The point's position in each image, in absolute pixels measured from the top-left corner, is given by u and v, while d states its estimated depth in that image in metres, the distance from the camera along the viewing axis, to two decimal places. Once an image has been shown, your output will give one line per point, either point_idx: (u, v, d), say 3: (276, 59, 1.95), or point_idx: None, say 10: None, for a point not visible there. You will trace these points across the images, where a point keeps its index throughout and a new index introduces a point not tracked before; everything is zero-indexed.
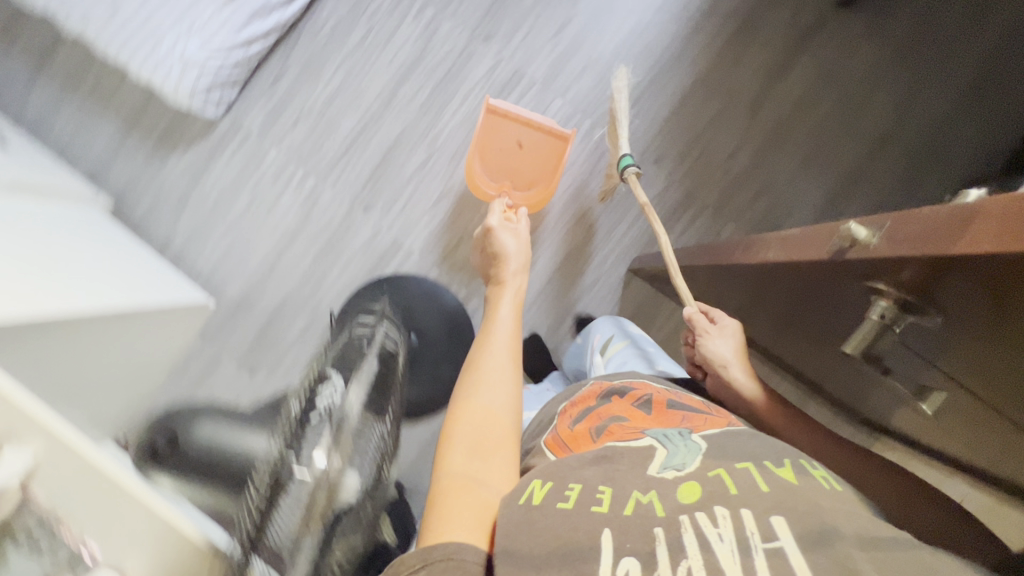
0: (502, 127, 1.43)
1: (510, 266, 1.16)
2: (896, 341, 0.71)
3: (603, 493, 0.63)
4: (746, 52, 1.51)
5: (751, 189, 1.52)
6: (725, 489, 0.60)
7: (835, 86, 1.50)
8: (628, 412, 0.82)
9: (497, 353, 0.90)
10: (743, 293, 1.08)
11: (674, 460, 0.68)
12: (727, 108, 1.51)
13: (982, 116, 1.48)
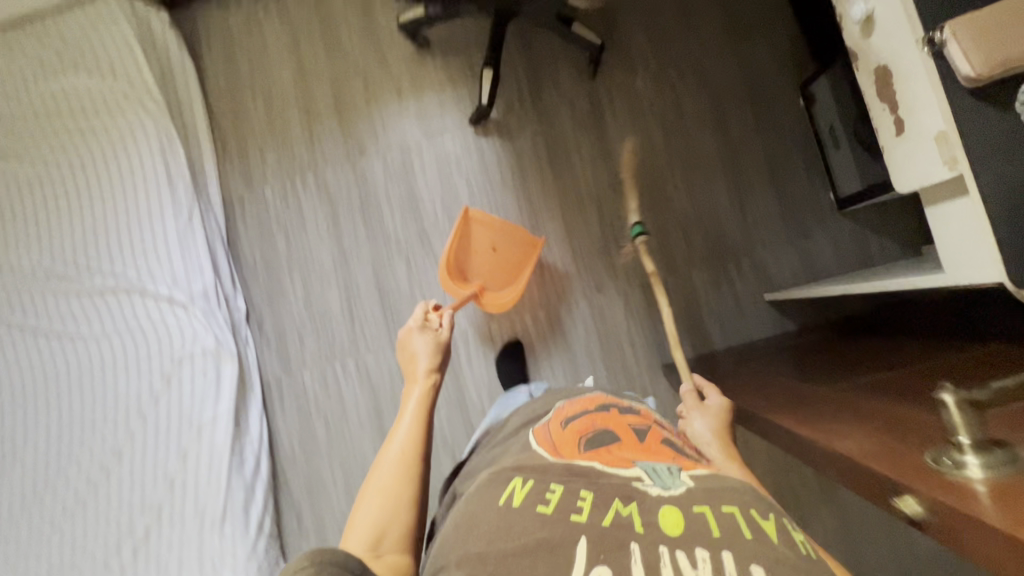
0: (473, 234, 1.24)
1: (421, 366, 0.98)
2: None
3: (583, 500, 0.60)
4: (574, 123, 1.33)
5: (704, 219, 1.28)
6: (706, 526, 0.55)
7: (632, 118, 1.31)
8: (622, 432, 0.76)
9: (402, 430, 0.83)
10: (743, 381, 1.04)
11: (663, 484, 0.62)
12: (616, 160, 1.31)
13: (750, 28, 1.28)
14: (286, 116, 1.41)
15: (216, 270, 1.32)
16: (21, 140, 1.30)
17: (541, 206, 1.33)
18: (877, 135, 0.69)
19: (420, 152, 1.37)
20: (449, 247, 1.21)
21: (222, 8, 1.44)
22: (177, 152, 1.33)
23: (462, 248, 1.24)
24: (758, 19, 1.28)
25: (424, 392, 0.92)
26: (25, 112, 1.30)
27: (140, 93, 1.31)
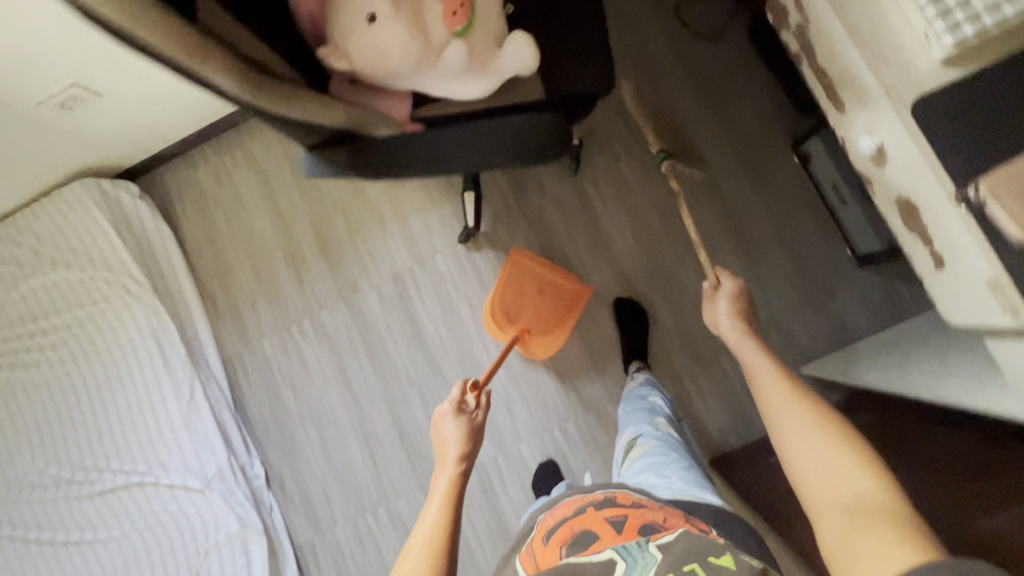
0: (519, 278, 1.25)
1: (451, 452, 0.90)
2: None
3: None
4: (565, 219, 1.27)
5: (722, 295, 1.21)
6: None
7: (624, 205, 1.26)
8: (598, 526, 0.67)
9: (430, 513, 0.78)
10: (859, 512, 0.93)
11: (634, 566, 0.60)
12: (616, 251, 1.26)
13: (725, 96, 1.24)
14: (272, 263, 1.36)
15: (228, 444, 1.27)
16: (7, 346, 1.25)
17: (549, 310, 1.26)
18: (914, 265, 0.65)
19: (414, 277, 1.31)
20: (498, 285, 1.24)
21: (187, 162, 1.40)
22: (169, 327, 1.29)
23: (512, 290, 1.25)
24: (731, 85, 1.24)
25: (454, 471, 0.85)
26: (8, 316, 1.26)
27: (122, 278, 1.29)
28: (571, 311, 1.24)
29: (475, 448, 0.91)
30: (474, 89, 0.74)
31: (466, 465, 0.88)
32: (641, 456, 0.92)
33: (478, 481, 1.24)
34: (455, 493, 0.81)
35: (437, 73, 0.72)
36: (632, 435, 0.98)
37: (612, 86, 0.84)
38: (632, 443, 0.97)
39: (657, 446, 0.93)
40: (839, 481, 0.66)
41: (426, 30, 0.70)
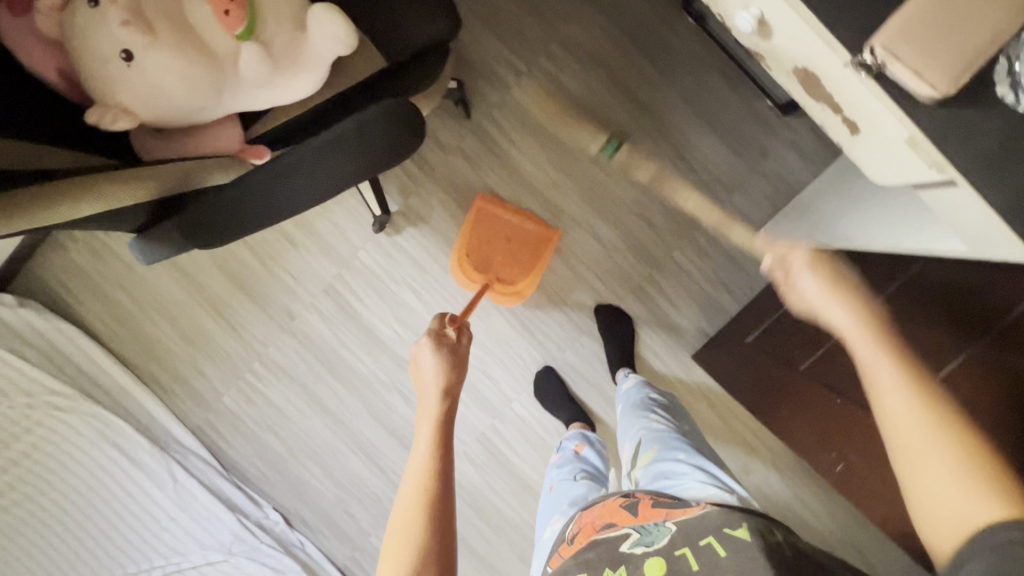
0: (486, 226, 1.17)
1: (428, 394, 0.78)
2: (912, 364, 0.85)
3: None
4: (476, 166, 1.18)
5: (655, 188, 1.16)
6: (686, 563, 0.56)
7: (531, 130, 1.16)
8: (616, 510, 0.69)
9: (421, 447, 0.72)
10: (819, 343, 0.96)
11: (648, 540, 0.61)
12: (539, 182, 1.17)
13: None
14: (195, 321, 1.25)
15: (234, 507, 1.25)
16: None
17: None
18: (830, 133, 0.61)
19: (346, 282, 1.22)
20: (462, 234, 1.16)
21: (55, 248, 1.25)
22: (122, 426, 1.21)
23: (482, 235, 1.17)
24: None
25: (436, 414, 0.75)
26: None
27: (44, 396, 1.18)
28: (540, 254, 1.16)
29: (460, 381, 0.80)
30: (300, 86, 0.62)
31: (454, 399, 0.77)
32: (652, 463, 0.86)
33: (486, 453, 1.24)
34: (443, 436, 0.72)
35: (245, 87, 0.60)
36: (635, 443, 0.93)
37: (461, 26, 0.71)
38: (638, 450, 0.91)
39: (663, 449, 0.87)
40: (937, 489, 0.50)
41: (202, 43, 0.56)
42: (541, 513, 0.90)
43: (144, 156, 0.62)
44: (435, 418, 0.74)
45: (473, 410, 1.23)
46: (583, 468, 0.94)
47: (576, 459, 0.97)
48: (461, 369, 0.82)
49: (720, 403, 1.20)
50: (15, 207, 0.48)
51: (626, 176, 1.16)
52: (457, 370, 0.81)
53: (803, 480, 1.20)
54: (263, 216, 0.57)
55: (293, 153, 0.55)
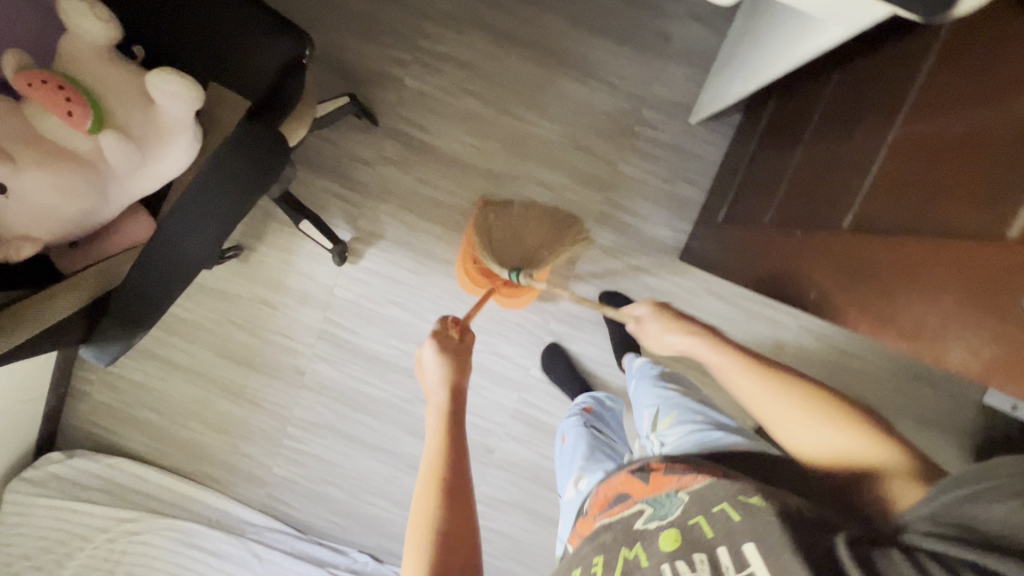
0: (488, 231, 1.15)
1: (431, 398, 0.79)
2: (794, 205, 0.74)
3: (596, 564, 0.64)
4: (403, 165, 1.19)
5: (574, 114, 1.15)
6: (700, 533, 0.59)
7: (438, 110, 1.16)
8: (627, 481, 0.71)
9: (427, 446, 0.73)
10: (749, 236, 0.85)
11: (661, 512, 0.64)
12: (466, 155, 1.17)
13: None
14: (221, 411, 1.31)
15: (321, 562, 1.29)
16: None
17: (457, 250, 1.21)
18: None
19: (335, 321, 1.26)
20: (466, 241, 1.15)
21: (79, 397, 1.34)
22: (196, 527, 1.28)
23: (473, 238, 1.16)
24: None
25: (442, 411, 0.76)
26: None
27: (119, 527, 1.26)
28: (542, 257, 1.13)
29: (463, 378, 0.81)
30: (177, 156, 0.65)
31: (460, 398, 0.79)
32: (674, 424, 0.85)
33: (524, 425, 1.26)
34: (451, 430, 0.74)
35: (126, 176, 0.63)
36: (653, 407, 0.91)
37: (312, 44, 0.72)
38: (657, 413, 0.89)
39: (683, 412, 0.86)
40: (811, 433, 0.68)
41: (65, 149, 0.60)
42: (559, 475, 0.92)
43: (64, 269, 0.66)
44: (444, 412, 0.76)
45: (495, 390, 1.25)
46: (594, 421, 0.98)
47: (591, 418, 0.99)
48: (463, 366, 0.83)
49: (723, 290, 1.18)
50: None
51: (544, 115, 1.15)
52: (464, 373, 0.82)
53: (830, 330, 1.19)
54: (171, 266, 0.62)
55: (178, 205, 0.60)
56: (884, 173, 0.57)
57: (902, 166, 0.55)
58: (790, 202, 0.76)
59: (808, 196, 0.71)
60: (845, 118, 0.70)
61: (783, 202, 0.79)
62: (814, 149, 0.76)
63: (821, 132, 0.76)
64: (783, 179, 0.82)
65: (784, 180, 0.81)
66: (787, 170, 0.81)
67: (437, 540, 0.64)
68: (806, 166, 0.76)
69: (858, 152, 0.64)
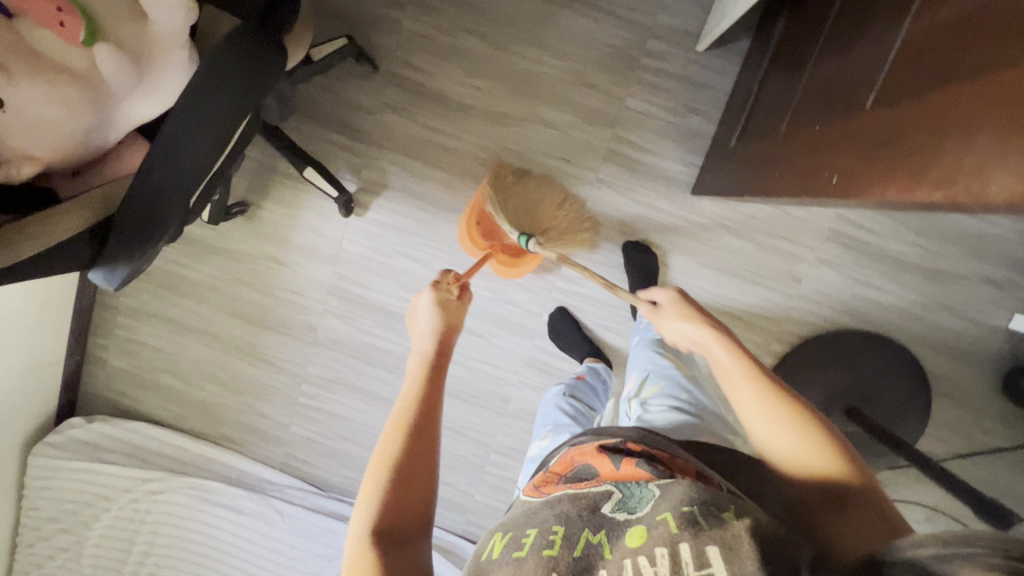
0: (503, 195, 1.15)
1: (419, 344, 0.79)
2: (814, 110, 0.71)
3: (555, 534, 0.52)
4: (406, 111, 1.17)
5: (580, 49, 1.12)
6: (665, 530, 0.47)
7: (440, 52, 1.14)
8: (597, 456, 0.60)
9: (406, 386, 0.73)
10: (765, 152, 0.82)
11: (630, 503, 0.53)
12: (470, 98, 1.15)
13: None
14: (236, 371, 1.32)
15: (343, 517, 1.30)
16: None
17: (464, 196, 1.19)
18: None
19: (345, 275, 1.25)
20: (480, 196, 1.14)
21: (95, 362, 1.35)
22: (218, 485, 1.29)
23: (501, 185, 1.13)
24: None
25: (427, 356, 0.76)
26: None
27: (142, 486, 1.28)
28: (551, 233, 1.14)
29: (455, 327, 0.81)
30: (173, 80, 0.65)
31: (448, 345, 0.78)
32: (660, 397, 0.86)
33: (539, 372, 1.25)
34: (434, 373, 0.74)
35: (120, 97, 0.62)
36: (642, 375, 0.91)
37: None
38: (644, 383, 0.90)
39: (670, 387, 0.87)
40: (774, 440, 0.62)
41: (58, 64, 0.58)
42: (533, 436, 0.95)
43: (65, 192, 0.66)
44: (426, 362, 0.75)
45: (508, 338, 1.24)
46: (573, 386, 1.00)
47: (573, 385, 1.01)
48: (456, 316, 0.83)
49: (737, 224, 1.16)
50: None
51: (548, 51, 1.12)
52: (454, 329, 0.81)
53: (851, 261, 1.15)
54: (166, 178, 0.61)
55: (172, 116, 0.62)
56: (912, 45, 0.53)
57: (929, 31, 0.51)
58: (811, 108, 0.72)
59: (830, 98, 0.68)
60: (866, 13, 0.67)
61: (802, 112, 0.75)
62: (835, 54, 0.72)
63: (842, 35, 0.72)
64: (801, 92, 0.78)
65: (804, 92, 0.77)
66: (808, 82, 0.78)
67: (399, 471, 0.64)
68: (828, 71, 0.72)
69: (883, 37, 0.60)
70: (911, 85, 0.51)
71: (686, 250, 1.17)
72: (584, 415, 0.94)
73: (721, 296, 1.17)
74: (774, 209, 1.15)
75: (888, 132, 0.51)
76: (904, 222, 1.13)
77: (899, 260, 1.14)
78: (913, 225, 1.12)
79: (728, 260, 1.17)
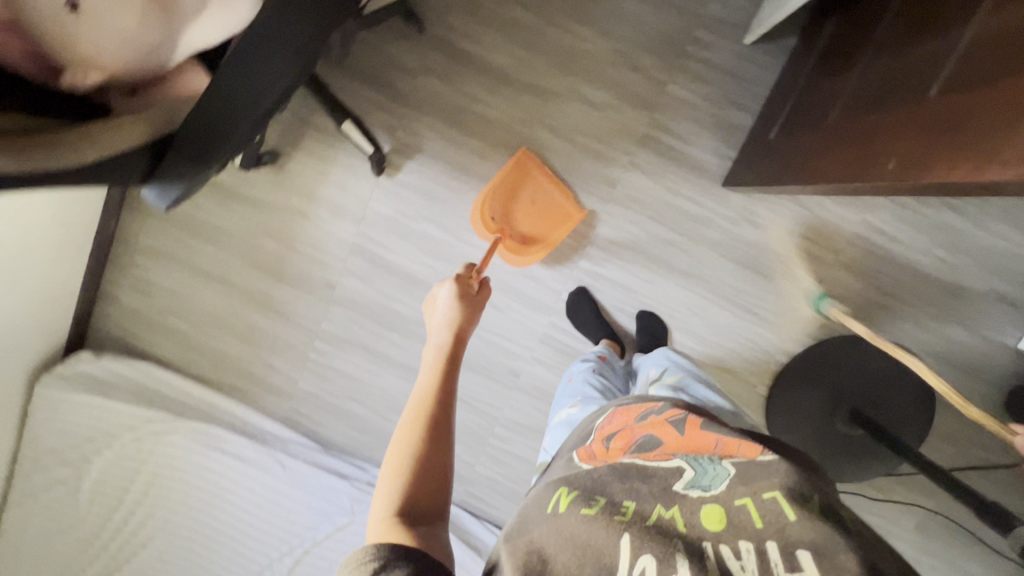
0: (520, 187, 1.19)
1: (436, 338, 0.79)
2: (875, 104, 0.73)
3: (627, 507, 0.54)
4: (448, 76, 1.17)
5: (626, 31, 1.13)
6: (748, 518, 0.50)
7: (487, 21, 1.15)
8: (660, 427, 0.63)
9: (423, 380, 0.74)
10: (814, 145, 0.84)
11: (704, 480, 0.56)
12: (513, 69, 1.16)
13: None
14: (250, 321, 1.32)
15: (344, 475, 1.30)
16: (107, 547, 1.26)
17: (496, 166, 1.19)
18: None
19: (369, 235, 1.25)
20: (498, 184, 1.18)
21: (109, 300, 1.34)
22: (222, 432, 1.29)
23: (503, 192, 1.19)
24: None
25: (444, 350, 0.77)
26: (84, 526, 1.26)
27: (146, 426, 1.28)
28: (561, 229, 1.18)
29: (471, 322, 0.81)
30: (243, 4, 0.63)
31: (463, 340, 0.79)
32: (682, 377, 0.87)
33: (553, 350, 1.26)
34: (450, 369, 0.74)
35: (189, 16, 0.63)
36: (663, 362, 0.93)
37: None
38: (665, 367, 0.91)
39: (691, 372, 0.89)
40: None
41: None
42: (557, 403, 0.95)
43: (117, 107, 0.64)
44: (441, 355, 0.76)
45: (526, 313, 1.25)
46: (598, 364, 1.01)
47: (597, 362, 1.01)
48: (474, 310, 0.83)
49: (764, 221, 1.17)
50: (28, 144, 0.51)
51: (596, 30, 1.13)
52: (470, 322, 0.81)
53: (872, 267, 1.17)
54: (223, 105, 0.61)
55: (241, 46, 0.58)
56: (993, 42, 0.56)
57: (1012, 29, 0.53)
58: (870, 103, 0.75)
59: (894, 92, 0.70)
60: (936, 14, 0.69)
61: (858, 107, 0.77)
62: (897, 53, 0.75)
63: (905, 36, 0.75)
64: (857, 87, 0.81)
65: (860, 88, 0.80)
66: (863, 79, 0.81)
67: (416, 462, 0.64)
68: (890, 68, 0.75)
69: (956, 36, 0.63)
70: (989, 76, 0.53)
71: (711, 241, 1.18)
72: (608, 388, 0.94)
73: (741, 290, 1.19)
74: (801, 209, 1.17)
75: (963, 120, 0.54)
76: (926, 234, 1.15)
77: (918, 271, 1.16)
78: (935, 237, 1.15)
79: (752, 256, 1.18)
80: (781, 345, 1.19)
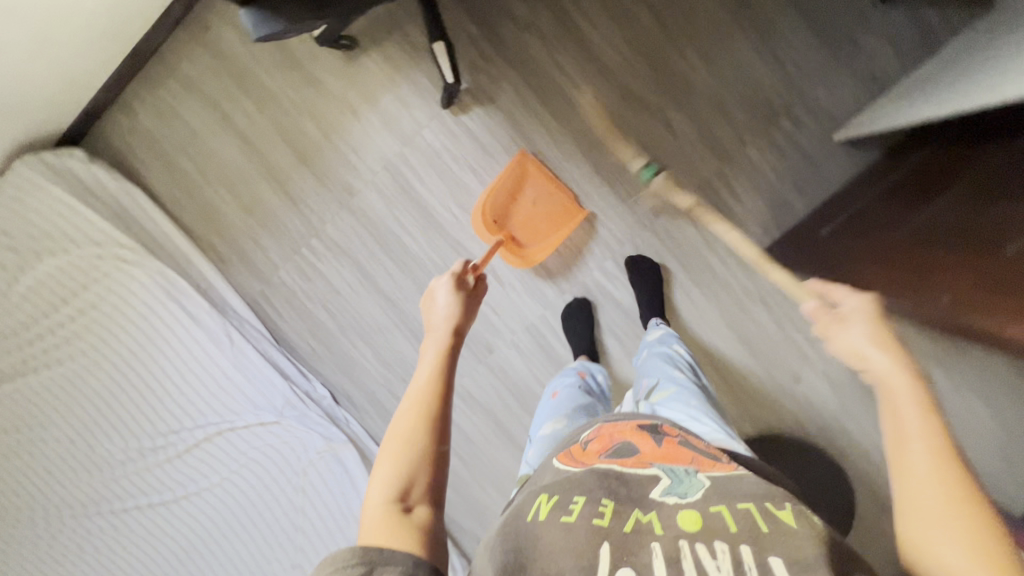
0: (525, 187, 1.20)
1: (437, 329, 0.76)
2: (940, 241, 0.80)
3: (604, 506, 0.55)
4: (550, 44, 1.15)
5: (733, 77, 1.13)
6: (724, 524, 0.52)
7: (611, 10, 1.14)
8: (638, 438, 0.65)
9: (424, 368, 0.70)
10: (870, 255, 0.91)
11: (682, 488, 0.58)
12: (615, 65, 1.15)
13: None
14: (257, 192, 1.27)
15: (286, 376, 1.27)
16: (20, 348, 1.19)
17: (558, 149, 1.18)
18: None
19: (408, 160, 1.22)
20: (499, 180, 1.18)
21: (124, 110, 1.27)
22: (185, 285, 1.24)
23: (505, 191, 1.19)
24: None
25: (446, 341, 0.73)
26: (7, 318, 1.19)
27: (112, 248, 1.22)
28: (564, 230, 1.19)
29: (470, 319, 0.79)
30: None
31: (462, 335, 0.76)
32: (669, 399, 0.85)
33: (534, 341, 1.26)
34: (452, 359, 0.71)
35: None
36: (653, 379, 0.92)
37: None
38: (655, 385, 0.90)
39: (682, 392, 0.87)
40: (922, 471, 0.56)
41: None
42: (543, 415, 0.94)
43: None
44: (443, 348, 0.72)
45: (524, 297, 1.24)
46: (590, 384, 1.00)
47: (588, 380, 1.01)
48: (473, 308, 0.81)
49: (776, 305, 1.19)
50: None
51: (705, 64, 1.14)
52: (468, 318, 0.79)
53: (851, 388, 1.21)
54: None
55: None
56: None
57: None
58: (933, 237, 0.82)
59: (962, 238, 0.77)
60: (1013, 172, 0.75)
61: (920, 235, 0.84)
62: (966, 195, 0.81)
63: (975, 181, 0.81)
64: (920, 213, 0.87)
65: (924, 214, 0.86)
66: (926, 206, 0.87)
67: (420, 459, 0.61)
68: (958, 207, 0.81)
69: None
70: None
71: (721, 304, 1.20)
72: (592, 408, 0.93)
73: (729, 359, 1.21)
74: None
75: None
76: None
77: None
78: None
79: (752, 332, 1.20)
80: (741, 424, 1.22)
